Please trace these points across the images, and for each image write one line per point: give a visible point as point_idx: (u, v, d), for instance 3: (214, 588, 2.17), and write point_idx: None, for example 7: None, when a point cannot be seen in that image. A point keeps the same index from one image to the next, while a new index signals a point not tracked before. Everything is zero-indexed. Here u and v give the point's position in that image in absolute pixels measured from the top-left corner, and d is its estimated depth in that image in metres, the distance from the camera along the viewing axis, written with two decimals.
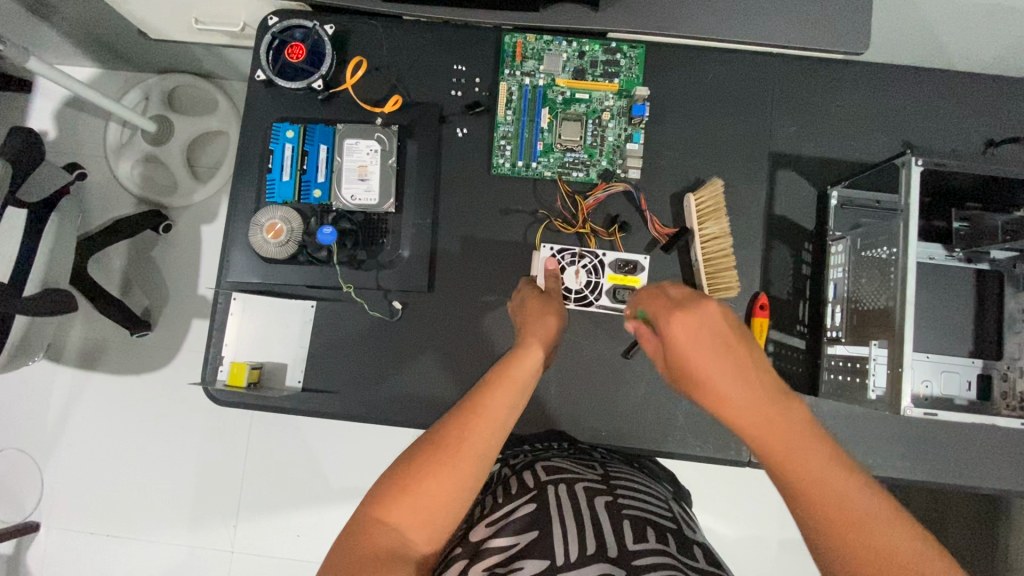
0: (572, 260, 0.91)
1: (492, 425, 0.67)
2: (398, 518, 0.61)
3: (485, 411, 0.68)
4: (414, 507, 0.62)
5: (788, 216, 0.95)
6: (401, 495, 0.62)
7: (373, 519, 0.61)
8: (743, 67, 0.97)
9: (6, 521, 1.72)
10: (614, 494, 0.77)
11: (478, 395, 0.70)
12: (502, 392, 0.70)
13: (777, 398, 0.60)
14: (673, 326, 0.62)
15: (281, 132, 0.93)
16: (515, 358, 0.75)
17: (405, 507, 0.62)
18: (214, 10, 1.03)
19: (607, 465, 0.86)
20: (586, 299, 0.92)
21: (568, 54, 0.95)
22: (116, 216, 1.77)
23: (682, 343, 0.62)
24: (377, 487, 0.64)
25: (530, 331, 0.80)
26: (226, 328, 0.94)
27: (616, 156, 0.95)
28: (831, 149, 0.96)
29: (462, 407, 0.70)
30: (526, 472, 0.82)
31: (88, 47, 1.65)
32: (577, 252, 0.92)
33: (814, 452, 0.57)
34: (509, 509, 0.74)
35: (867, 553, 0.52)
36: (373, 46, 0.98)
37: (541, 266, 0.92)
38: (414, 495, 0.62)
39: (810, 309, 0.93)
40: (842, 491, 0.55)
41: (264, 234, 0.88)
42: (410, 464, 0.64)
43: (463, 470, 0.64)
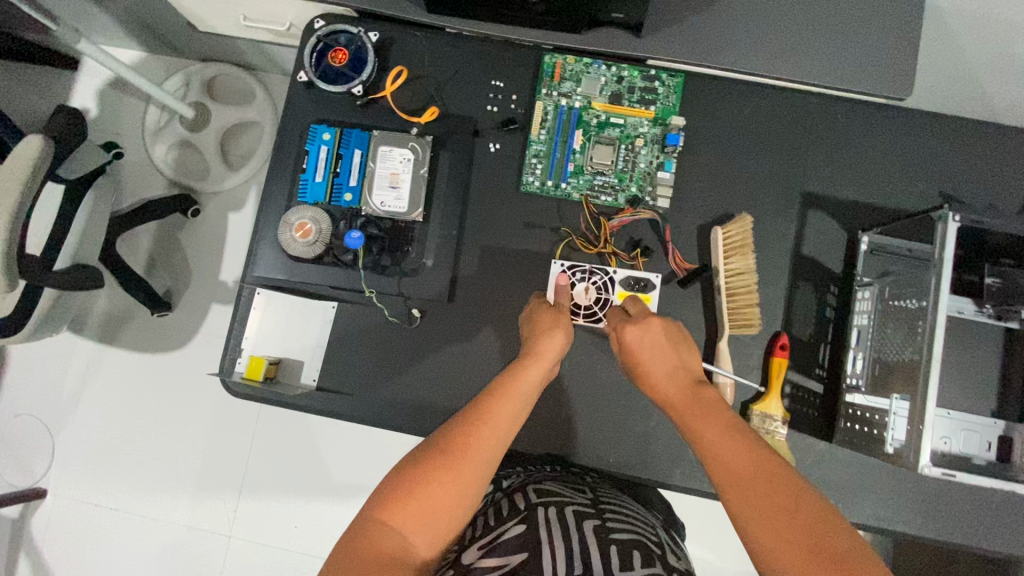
0: (583, 277, 0.92)
1: (498, 429, 0.69)
2: (403, 521, 0.63)
3: (494, 413, 0.70)
4: (417, 511, 0.63)
5: (816, 258, 0.93)
6: (409, 498, 0.63)
7: (376, 521, 0.63)
8: (781, 103, 0.96)
9: (16, 485, 1.77)
10: (603, 518, 0.77)
11: (484, 401, 0.72)
12: (511, 400, 0.72)
13: (693, 387, 0.76)
14: (625, 330, 0.80)
15: (317, 134, 0.95)
16: (520, 371, 0.76)
17: (411, 510, 0.63)
18: (265, 9, 1.06)
19: (599, 490, 0.86)
20: (596, 316, 0.92)
21: (606, 78, 0.97)
22: (147, 196, 1.82)
23: (634, 341, 0.80)
24: (382, 489, 0.65)
25: (538, 351, 0.79)
26: (248, 321, 0.95)
27: (646, 182, 0.95)
28: (866, 193, 0.95)
29: (470, 412, 0.71)
30: (518, 494, 0.82)
31: (136, 32, 1.70)
32: (588, 269, 0.92)
33: (714, 421, 0.71)
34: (500, 530, 0.74)
35: (754, 494, 0.62)
36: (414, 55, 0.99)
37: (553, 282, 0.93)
38: (422, 497, 0.64)
39: (830, 353, 0.91)
40: (737, 451, 0.67)
41: (293, 232, 0.91)
42: (420, 465, 0.66)
43: (472, 476, 0.66)
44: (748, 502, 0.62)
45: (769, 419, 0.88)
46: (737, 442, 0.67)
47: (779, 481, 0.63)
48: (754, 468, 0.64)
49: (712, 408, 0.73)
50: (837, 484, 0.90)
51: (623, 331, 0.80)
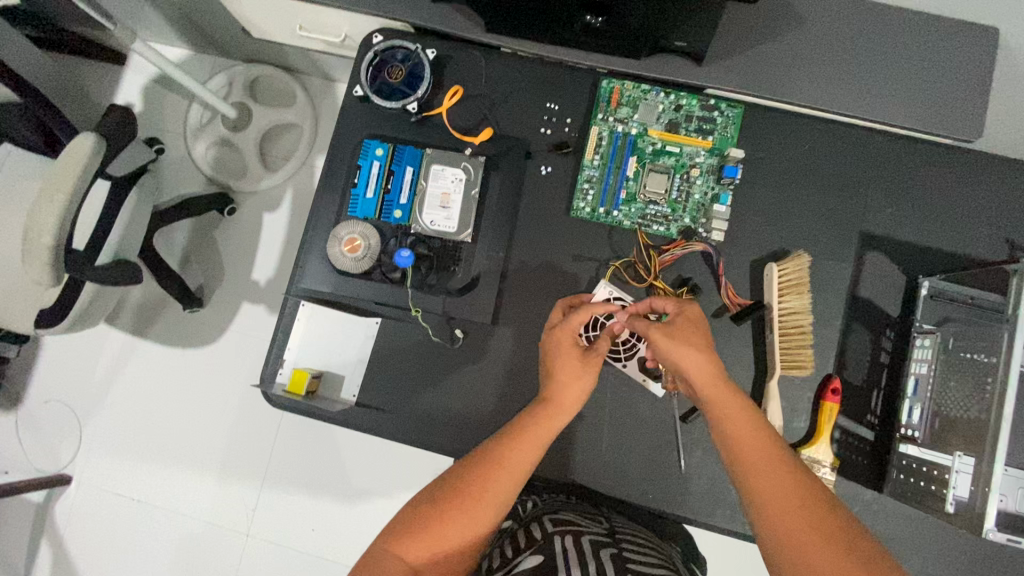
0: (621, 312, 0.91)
1: (513, 477, 0.71)
2: (416, 554, 0.67)
3: (509, 458, 0.72)
4: (430, 547, 0.67)
5: (872, 301, 0.91)
6: (422, 534, 0.67)
7: (390, 551, 0.66)
8: (842, 139, 0.94)
9: (43, 471, 1.80)
10: (620, 546, 0.75)
11: (503, 446, 0.73)
12: (528, 447, 0.73)
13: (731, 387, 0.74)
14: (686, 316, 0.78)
15: (370, 149, 0.95)
16: (539, 416, 0.76)
17: (424, 546, 0.67)
18: (322, 21, 1.07)
19: (615, 521, 0.83)
20: (617, 355, 0.91)
21: (664, 106, 0.95)
22: (186, 193, 1.84)
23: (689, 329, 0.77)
24: (398, 521, 0.69)
25: (558, 395, 0.78)
26: (292, 332, 0.95)
27: (700, 214, 0.93)
28: (927, 236, 0.92)
29: (486, 456, 0.73)
30: (534, 524, 0.80)
31: (185, 30, 1.74)
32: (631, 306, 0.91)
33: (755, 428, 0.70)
34: (516, 563, 0.73)
35: (795, 506, 0.63)
36: (470, 73, 0.99)
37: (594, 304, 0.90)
38: (435, 533, 0.68)
39: (883, 400, 0.89)
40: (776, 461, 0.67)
41: (342, 248, 0.91)
42: (433, 505, 0.69)
43: (481, 517, 0.70)
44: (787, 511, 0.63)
45: (817, 464, 0.86)
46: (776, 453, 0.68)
47: (818, 500, 0.63)
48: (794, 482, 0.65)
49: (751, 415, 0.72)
50: (884, 535, 0.86)
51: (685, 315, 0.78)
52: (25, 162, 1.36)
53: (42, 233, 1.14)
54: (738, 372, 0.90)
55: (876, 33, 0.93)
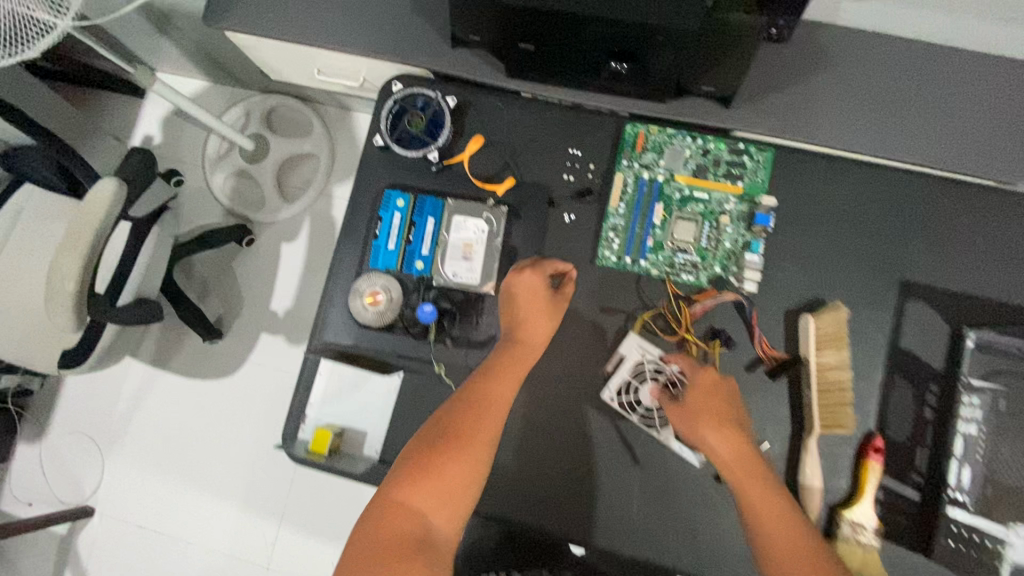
0: (655, 378, 0.87)
1: (500, 409, 0.75)
2: (421, 500, 0.69)
3: (483, 396, 0.76)
4: (434, 489, 0.69)
5: (914, 353, 0.87)
6: (421, 479, 0.69)
7: (395, 502, 0.69)
8: (880, 181, 0.90)
9: (67, 502, 1.81)
10: None
11: (486, 383, 0.77)
12: (508, 382, 0.77)
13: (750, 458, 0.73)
14: (699, 381, 0.78)
15: (391, 200, 0.94)
16: (513, 356, 0.80)
17: (429, 488, 0.69)
18: (342, 66, 1.06)
19: None
20: (651, 422, 0.87)
21: (691, 150, 0.92)
22: (205, 224, 1.85)
23: (703, 397, 0.77)
24: (398, 474, 0.71)
25: (526, 336, 0.82)
26: (313, 387, 0.92)
27: (731, 262, 0.90)
28: (971, 283, 0.87)
29: (460, 401, 0.76)
30: None
31: (203, 64, 1.75)
32: (666, 373, 0.87)
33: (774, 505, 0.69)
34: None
35: None
36: (491, 119, 0.97)
37: (626, 369, 0.88)
38: (436, 478, 0.70)
39: (929, 459, 0.84)
40: (795, 542, 0.66)
41: (364, 301, 0.89)
42: (424, 453, 0.71)
43: (476, 453, 0.72)
44: None
45: (860, 528, 0.81)
46: (795, 532, 0.67)
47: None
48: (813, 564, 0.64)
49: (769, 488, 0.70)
50: None
51: (699, 380, 0.78)
52: (49, 203, 1.38)
53: (64, 280, 1.15)
54: (773, 429, 0.86)
55: (914, 72, 0.89)
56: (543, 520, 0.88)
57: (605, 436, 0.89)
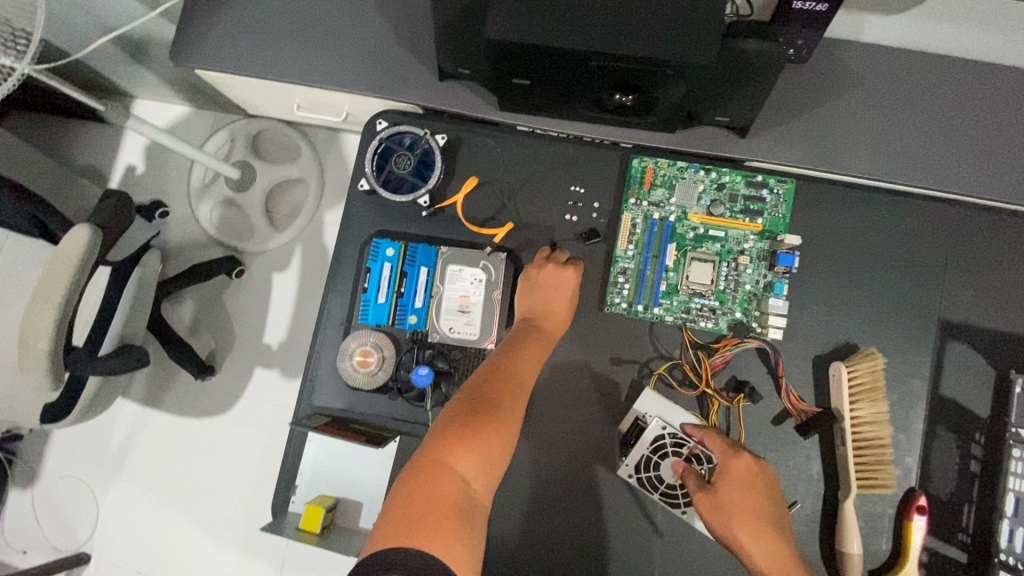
0: (677, 453, 0.79)
1: (527, 384, 0.71)
2: (464, 465, 0.62)
3: (515, 367, 0.71)
4: (477, 454, 0.62)
5: (957, 400, 0.79)
6: (462, 441, 0.62)
7: (437, 463, 0.61)
8: (911, 212, 0.83)
9: (61, 550, 1.75)
10: None
11: (510, 357, 0.72)
12: (533, 358, 0.73)
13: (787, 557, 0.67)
14: (726, 472, 0.72)
15: (380, 249, 0.86)
16: (534, 333, 0.76)
17: (472, 451, 0.62)
18: (323, 101, 0.99)
19: None
20: (675, 499, 0.79)
21: (704, 184, 0.85)
22: (192, 257, 1.78)
23: (731, 490, 0.71)
24: (435, 436, 0.64)
25: (546, 309, 0.79)
26: (304, 455, 0.86)
27: (752, 306, 0.83)
28: (1017, 321, 0.80)
29: (491, 372, 0.70)
30: None
31: (184, 90, 1.67)
32: (689, 448, 0.79)
33: None
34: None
35: None
36: (485, 156, 0.89)
37: (645, 445, 0.79)
38: (479, 441, 0.63)
39: (977, 517, 0.77)
40: None
41: (354, 362, 0.83)
42: (460, 416, 0.64)
43: (513, 423, 0.66)
44: None
45: None
46: None
47: None
48: None
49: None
50: None
51: (726, 472, 0.72)
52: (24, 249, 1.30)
53: (39, 337, 1.08)
54: (805, 487, 0.79)
55: (944, 92, 0.82)
56: None
57: (622, 499, 0.82)
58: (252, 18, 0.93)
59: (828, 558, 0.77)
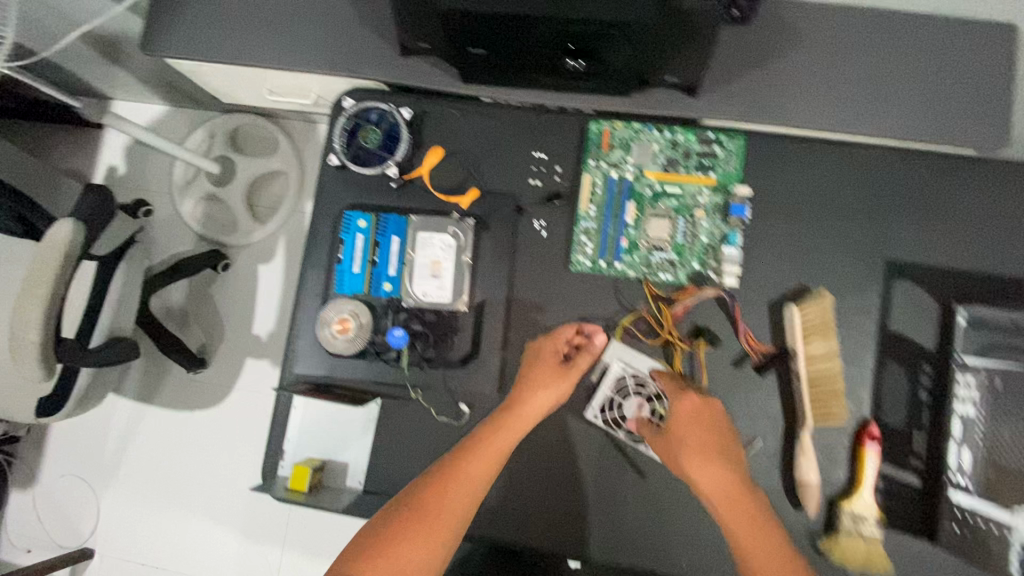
0: (639, 392, 0.85)
1: (471, 489, 0.73)
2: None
3: (462, 470, 0.73)
4: (387, 569, 0.66)
5: (905, 335, 0.84)
6: (380, 555, 0.67)
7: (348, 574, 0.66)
8: (857, 160, 0.87)
9: (66, 546, 1.78)
10: None
11: (456, 462, 0.74)
12: (484, 459, 0.74)
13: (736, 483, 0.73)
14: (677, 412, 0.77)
15: (353, 221, 0.90)
16: (497, 426, 0.77)
17: (381, 565, 0.66)
18: (293, 84, 1.02)
19: None
20: (639, 437, 0.85)
21: (660, 144, 0.89)
22: (178, 253, 1.81)
23: (681, 425, 0.76)
24: (360, 543, 0.69)
25: (526, 400, 0.80)
26: (289, 422, 0.91)
27: (709, 257, 0.87)
28: (960, 258, 0.84)
29: (435, 473, 0.74)
30: None
31: (160, 89, 1.69)
32: (650, 388, 0.85)
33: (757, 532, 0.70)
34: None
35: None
36: (450, 128, 0.93)
37: (607, 386, 0.86)
38: (395, 555, 0.67)
39: (928, 443, 0.82)
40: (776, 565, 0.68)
41: (332, 329, 0.85)
42: (381, 528, 0.69)
43: (438, 536, 0.69)
44: None
45: (861, 520, 0.79)
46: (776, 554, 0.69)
47: None
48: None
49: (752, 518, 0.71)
50: None
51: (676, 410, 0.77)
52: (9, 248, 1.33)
53: (27, 329, 1.11)
54: (765, 424, 0.83)
55: (883, 44, 0.86)
56: (538, 539, 0.86)
57: (594, 445, 0.86)
58: (221, 6, 0.96)
59: (788, 490, 0.82)
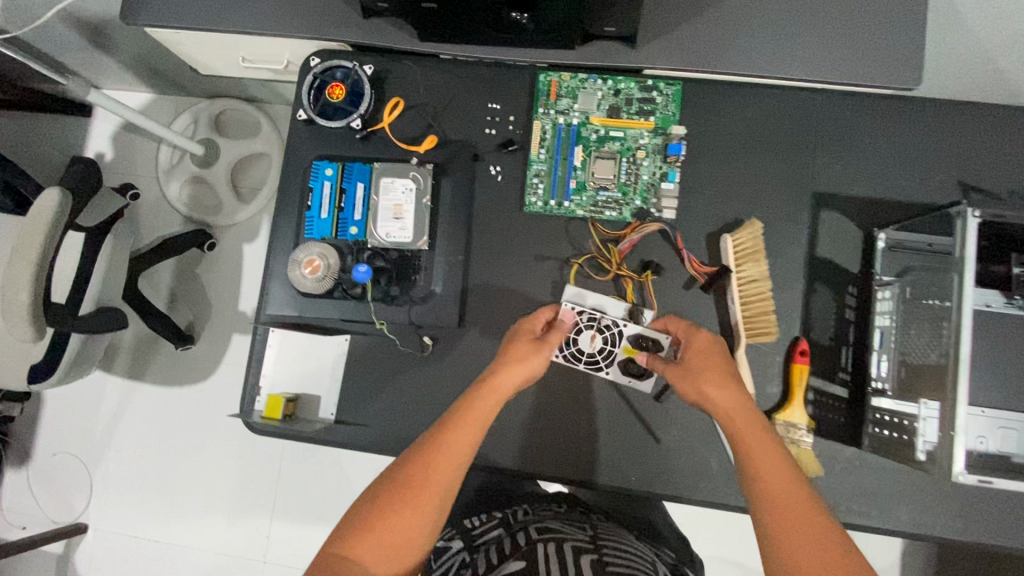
0: (590, 323, 0.91)
1: (458, 458, 0.70)
2: (359, 553, 0.63)
3: (449, 440, 0.70)
4: (374, 542, 0.63)
5: (832, 260, 0.91)
6: (369, 530, 0.64)
7: (334, 554, 0.63)
8: (785, 102, 0.94)
9: (58, 523, 1.81)
10: (600, 552, 0.74)
11: (443, 429, 0.71)
12: (469, 427, 0.72)
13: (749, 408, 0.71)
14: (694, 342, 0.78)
15: (320, 170, 0.96)
16: (484, 394, 0.75)
17: (369, 542, 0.63)
18: (264, 49, 1.08)
19: (599, 527, 0.84)
20: (598, 365, 0.91)
21: (603, 92, 0.95)
22: (165, 234, 1.86)
23: (695, 356, 0.77)
24: (348, 522, 0.65)
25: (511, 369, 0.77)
26: (265, 359, 0.98)
27: (650, 194, 0.94)
28: (880, 188, 0.92)
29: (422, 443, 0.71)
30: (519, 532, 0.80)
31: (143, 74, 1.74)
32: (597, 316, 0.91)
33: (773, 456, 0.66)
34: (498, 569, 0.70)
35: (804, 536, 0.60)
36: (410, 84, 1.00)
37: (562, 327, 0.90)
38: (379, 530, 0.64)
39: (854, 356, 0.89)
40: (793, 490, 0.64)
41: (302, 269, 0.90)
42: (366, 506, 0.66)
43: (427, 507, 0.66)
44: (799, 536, 0.60)
45: (793, 428, 0.86)
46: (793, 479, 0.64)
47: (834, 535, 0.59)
48: (806, 507, 0.62)
49: (767, 443, 0.68)
50: (869, 490, 0.87)
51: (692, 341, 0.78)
52: None
53: (18, 291, 1.16)
54: None
55: None
56: (500, 458, 0.92)
57: (549, 371, 0.93)
58: None
59: None
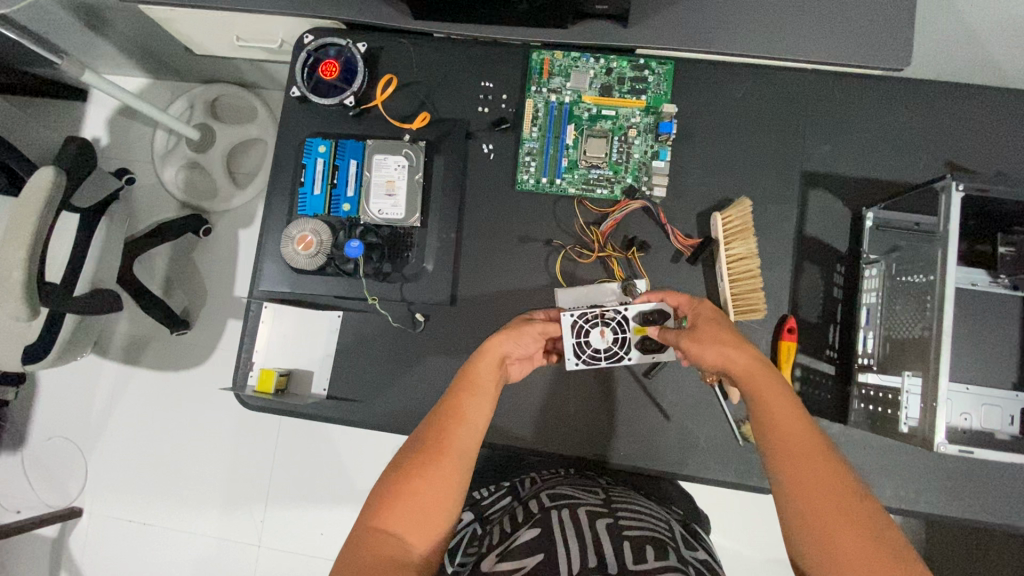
0: (594, 322, 0.86)
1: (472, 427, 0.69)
2: (393, 524, 0.61)
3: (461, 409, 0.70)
4: (406, 511, 0.62)
5: (820, 238, 0.92)
6: (398, 500, 0.62)
7: (370, 527, 0.61)
8: (775, 83, 0.95)
9: (53, 506, 1.81)
10: (615, 516, 0.73)
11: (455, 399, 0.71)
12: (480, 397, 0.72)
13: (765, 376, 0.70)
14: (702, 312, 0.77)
15: (313, 147, 0.97)
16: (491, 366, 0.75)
17: (401, 511, 0.62)
18: (257, 27, 1.08)
19: (611, 491, 0.83)
20: (618, 357, 0.87)
21: (595, 70, 0.96)
22: (160, 218, 1.86)
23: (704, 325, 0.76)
24: (375, 495, 0.63)
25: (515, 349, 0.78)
26: (257, 335, 0.98)
27: (642, 172, 0.94)
28: (868, 168, 0.93)
29: (440, 414, 0.70)
30: (532, 499, 0.79)
31: (138, 58, 1.74)
32: (598, 312, 0.86)
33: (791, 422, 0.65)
34: (513, 537, 0.70)
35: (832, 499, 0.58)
36: (403, 63, 1.00)
37: (568, 334, 0.86)
38: (407, 499, 0.62)
39: (841, 334, 0.90)
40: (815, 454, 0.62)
41: (295, 245, 0.92)
42: (391, 475, 0.64)
43: (453, 475, 0.65)
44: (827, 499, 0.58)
45: None
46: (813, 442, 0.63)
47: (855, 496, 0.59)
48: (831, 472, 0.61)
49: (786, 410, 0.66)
50: (854, 464, 0.88)
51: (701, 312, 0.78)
52: None
53: (12, 269, 1.16)
54: None
55: None
56: (490, 433, 0.93)
57: None
58: None
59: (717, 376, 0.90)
